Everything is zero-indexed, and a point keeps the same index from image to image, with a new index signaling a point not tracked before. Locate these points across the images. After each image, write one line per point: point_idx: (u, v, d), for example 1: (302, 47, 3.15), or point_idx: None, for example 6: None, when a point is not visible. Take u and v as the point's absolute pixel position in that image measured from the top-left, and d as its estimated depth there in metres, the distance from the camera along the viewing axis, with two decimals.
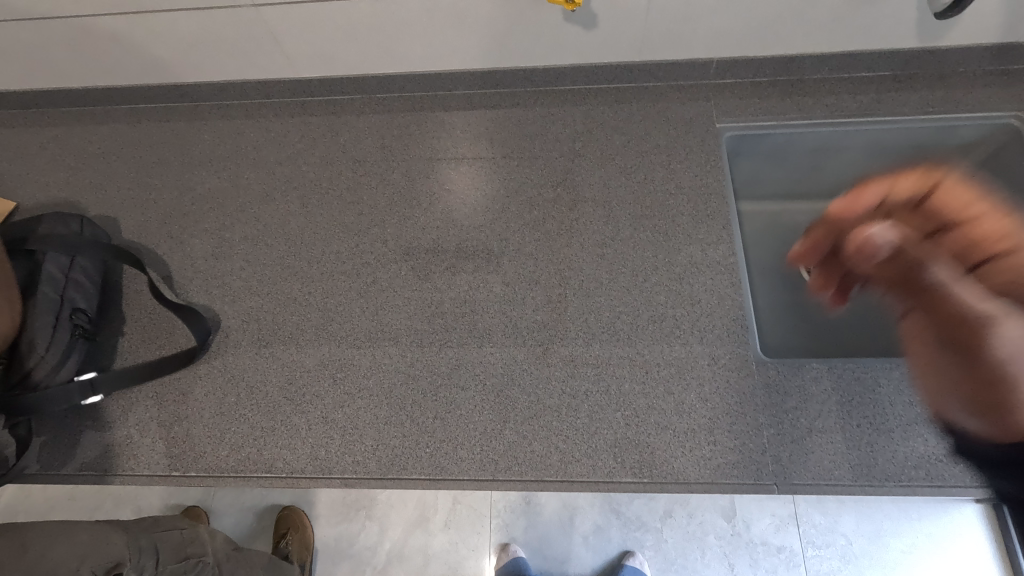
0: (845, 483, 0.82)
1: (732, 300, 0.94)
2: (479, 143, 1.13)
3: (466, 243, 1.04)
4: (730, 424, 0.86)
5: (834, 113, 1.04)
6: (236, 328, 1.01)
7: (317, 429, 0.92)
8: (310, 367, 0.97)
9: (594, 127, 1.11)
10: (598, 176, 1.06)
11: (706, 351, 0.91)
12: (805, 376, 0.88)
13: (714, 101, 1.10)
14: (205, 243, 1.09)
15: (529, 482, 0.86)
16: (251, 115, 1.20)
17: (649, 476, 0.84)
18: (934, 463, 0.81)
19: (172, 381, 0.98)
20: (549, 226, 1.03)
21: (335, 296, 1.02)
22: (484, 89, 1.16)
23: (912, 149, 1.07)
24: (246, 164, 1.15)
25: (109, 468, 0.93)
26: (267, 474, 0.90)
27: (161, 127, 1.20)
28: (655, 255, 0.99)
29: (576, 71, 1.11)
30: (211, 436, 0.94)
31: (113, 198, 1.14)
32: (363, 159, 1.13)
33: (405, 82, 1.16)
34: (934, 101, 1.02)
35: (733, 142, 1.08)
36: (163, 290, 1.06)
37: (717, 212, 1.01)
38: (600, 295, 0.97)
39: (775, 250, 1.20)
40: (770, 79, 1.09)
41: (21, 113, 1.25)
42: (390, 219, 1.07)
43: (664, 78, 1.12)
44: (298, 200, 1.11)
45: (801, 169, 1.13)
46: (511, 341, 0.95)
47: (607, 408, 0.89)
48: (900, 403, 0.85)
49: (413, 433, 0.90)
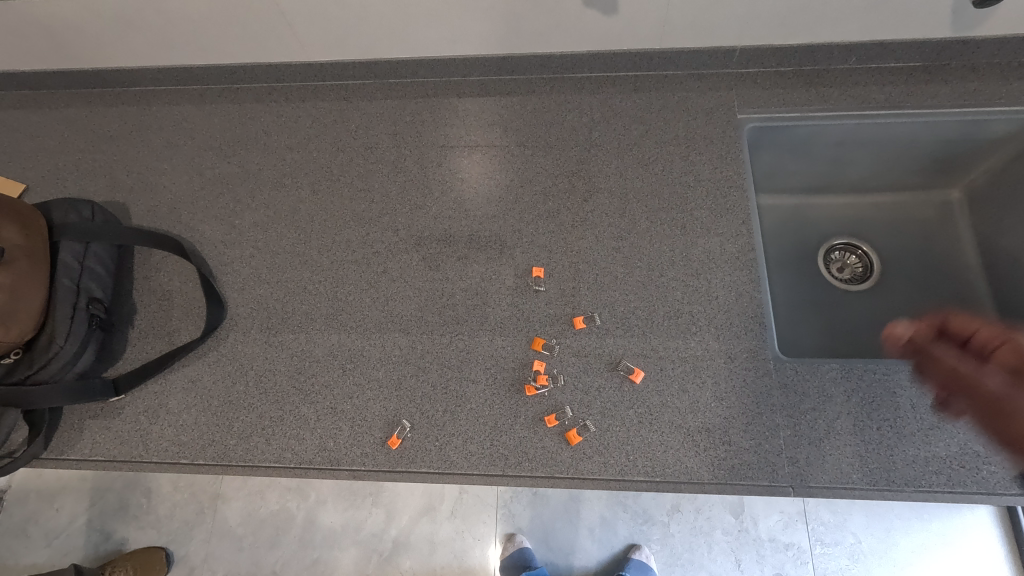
0: (863, 488, 0.80)
1: (751, 297, 0.92)
2: (492, 130, 1.10)
3: (478, 233, 1.02)
4: (745, 424, 0.85)
5: (859, 105, 1.01)
6: (245, 316, 1.00)
7: (325, 420, 0.91)
8: (319, 356, 0.96)
9: (611, 116, 1.08)
10: (614, 167, 1.04)
11: (723, 348, 0.89)
12: (823, 377, 0.86)
13: (735, 91, 1.06)
14: (214, 230, 1.07)
15: (539, 478, 0.85)
16: (261, 99, 1.18)
17: (662, 475, 0.83)
18: (956, 468, 0.79)
19: (181, 368, 0.98)
20: (563, 218, 1.01)
21: (344, 285, 1.00)
22: (498, 75, 1.13)
23: (941, 143, 1.03)
24: (256, 149, 1.13)
25: (120, 454, 0.93)
26: (276, 465, 0.90)
27: (170, 111, 1.19)
28: (672, 250, 0.97)
29: (593, 58, 1.08)
30: (220, 424, 0.93)
31: (122, 182, 1.13)
32: (374, 146, 1.11)
33: (417, 68, 1.13)
34: (967, 94, 0.98)
35: (754, 134, 1.05)
36: (172, 276, 1.05)
37: (737, 206, 0.98)
38: (615, 290, 0.95)
39: (794, 244, 1.17)
40: (795, 70, 1.06)
41: (31, 95, 1.23)
42: (401, 208, 1.05)
43: (685, 67, 1.08)
44: (309, 187, 1.09)
45: (823, 163, 1.10)
46: (523, 335, 0.93)
47: (620, 406, 0.88)
48: (922, 407, 0.83)
49: (422, 425, 0.90)
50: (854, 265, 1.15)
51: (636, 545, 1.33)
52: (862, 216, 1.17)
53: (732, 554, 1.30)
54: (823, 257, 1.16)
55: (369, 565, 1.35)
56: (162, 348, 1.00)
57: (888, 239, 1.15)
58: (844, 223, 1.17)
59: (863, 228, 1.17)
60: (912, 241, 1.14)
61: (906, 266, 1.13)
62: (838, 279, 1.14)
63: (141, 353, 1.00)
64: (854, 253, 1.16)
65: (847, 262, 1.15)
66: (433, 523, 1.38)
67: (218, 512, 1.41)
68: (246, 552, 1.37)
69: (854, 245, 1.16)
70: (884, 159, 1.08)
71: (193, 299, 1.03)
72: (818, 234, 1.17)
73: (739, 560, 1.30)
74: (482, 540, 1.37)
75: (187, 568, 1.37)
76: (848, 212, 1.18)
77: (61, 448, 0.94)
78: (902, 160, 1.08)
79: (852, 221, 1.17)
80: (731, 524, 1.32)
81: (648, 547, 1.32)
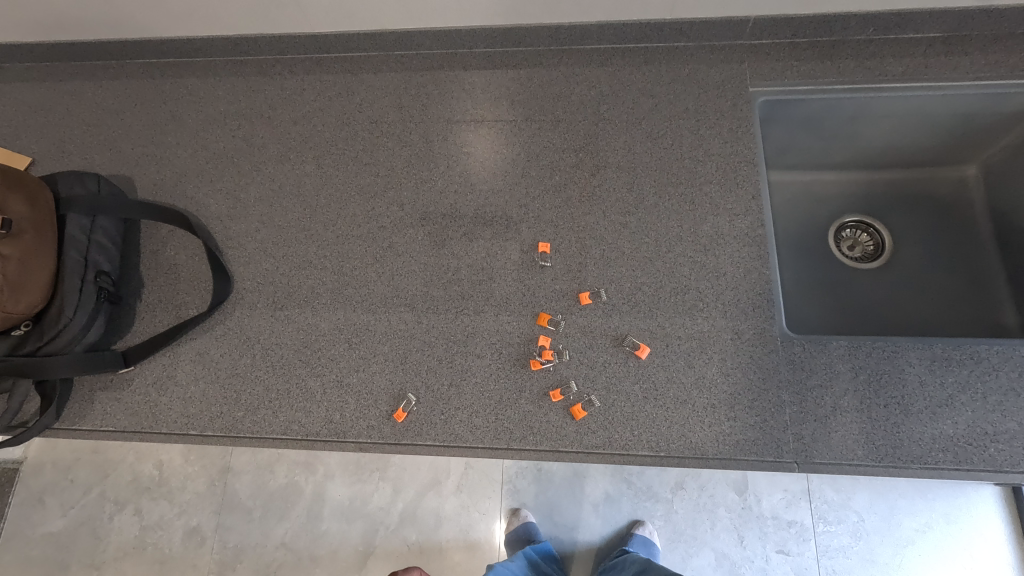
0: (868, 464, 0.80)
1: (759, 273, 0.91)
2: (499, 104, 1.08)
3: (484, 208, 1.01)
4: (750, 400, 0.85)
5: (875, 78, 0.98)
6: (251, 290, 1.00)
7: (332, 393, 0.92)
8: (326, 331, 0.96)
9: (620, 89, 1.06)
10: (623, 142, 1.02)
11: (729, 325, 0.89)
12: (831, 354, 0.85)
13: (748, 64, 1.04)
14: (220, 204, 1.07)
15: (544, 451, 0.86)
16: (265, 72, 1.16)
17: (666, 450, 0.84)
18: (962, 445, 0.79)
19: (189, 341, 0.99)
20: (570, 192, 1.00)
21: (350, 259, 1.00)
22: (505, 47, 1.11)
23: (959, 119, 1.00)
24: (261, 123, 1.12)
25: (132, 424, 0.95)
26: (283, 437, 0.91)
27: (173, 84, 1.17)
28: (680, 225, 0.95)
29: (602, 29, 1.05)
30: (228, 397, 0.95)
31: (127, 157, 1.12)
32: (380, 120, 1.10)
33: (423, 40, 1.11)
34: (987, 66, 0.96)
35: (766, 108, 1.03)
36: (179, 249, 1.05)
37: (746, 181, 0.97)
38: (622, 265, 0.94)
39: (805, 222, 1.14)
40: (810, 41, 1.03)
41: (35, 67, 1.22)
42: (407, 182, 1.05)
43: (697, 38, 1.06)
44: (314, 161, 1.08)
45: (837, 139, 1.07)
46: (528, 310, 0.93)
47: (625, 381, 0.88)
48: (930, 384, 0.82)
49: (428, 399, 0.90)
50: (866, 244, 1.12)
51: (640, 521, 1.23)
52: (876, 194, 1.14)
53: (736, 530, 1.20)
54: (834, 235, 1.13)
55: (376, 537, 1.28)
56: (170, 322, 1.01)
57: (902, 217, 1.12)
58: (856, 201, 1.14)
59: (875, 205, 1.14)
60: (926, 219, 1.11)
61: (918, 244, 1.10)
62: (849, 257, 1.12)
63: (149, 326, 1.01)
64: (866, 231, 1.13)
65: (858, 240, 1.13)
66: (439, 498, 1.29)
67: (229, 484, 1.33)
68: (257, 524, 1.30)
69: (866, 223, 1.13)
70: (901, 134, 1.05)
71: (200, 274, 1.03)
72: (830, 211, 1.15)
73: (742, 536, 1.20)
74: (487, 515, 1.27)
75: (198, 540, 1.30)
76: (861, 189, 1.15)
77: (74, 418, 0.96)
78: (919, 136, 1.05)
79: (865, 199, 1.14)
80: (734, 501, 1.22)
81: (652, 523, 1.23)
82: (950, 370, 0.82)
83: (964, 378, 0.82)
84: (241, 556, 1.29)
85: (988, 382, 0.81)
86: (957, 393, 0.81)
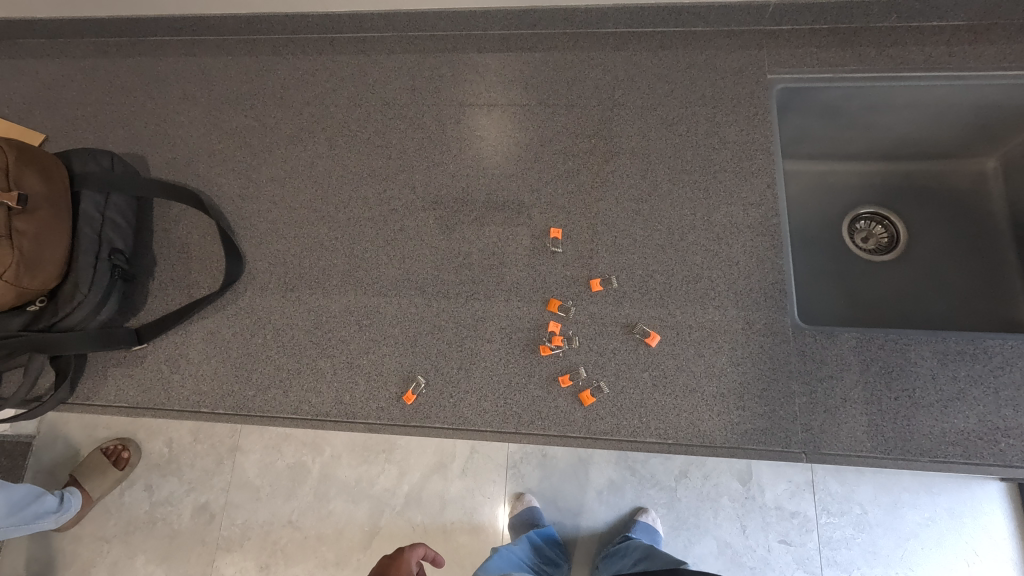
0: (876, 456, 0.81)
1: (771, 263, 0.91)
2: (513, 87, 1.07)
3: (496, 193, 1.01)
4: (760, 390, 0.85)
5: (897, 66, 0.97)
6: (262, 271, 1.00)
7: (342, 374, 0.93)
8: (336, 313, 0.97)
9: (636, 74, 1.04)
10: (637, 128, 1.01)
11: (740, 315, 0.88)
12: (844, 346, 0.84)
13: (767, 50, 1.02)
14: (232, 184, 1.07)
15: (552, 436, 0.87)
16: (278, 51, 1.15)
17: (674, 437, 0.85)
18: (972, 440, 0.79)
19: (201, 320, 0.99)
20: (582, 178, 0.99)
21: (361, 241, 1.00)
22: (520, 29, 1.09)
23: (981, 110, 0.99)
24: (273, 103, 1.12)
25: (145, 399, 0.96)
26: (294, 416, 0.92)
27: (185, 62, 1.17)
28: (694, 213, 0.95)
29: (620, 13, 1.02)
30: (240, 376, 0.96)
31: (142, 136, 1.13)
32: (393, 101, 1.09)
33: (436, 21, 1.08)
34: (1011, 56, 0.94)
35: (783, 95, 1.02)
36: (190, 228, 1.05)
37: (762, 170, 0.96)
38: (634, 253, 0.94)
39: (820, 213, 1.13)
40: (831, 27, 1.01)
41: (48, 43, 1.22)
42: (419, 165, 1.04)
43: (715, 23, 1.03)
44: (327, 142, 1.08)
45: (855, 128, 1.05)
46: (537, 295, 0.93)
47: (635, 368, 0.88)
48: (943, 378, 0.81)
49: (437, 382, 0.91)
50: (880, 236, 1.11)
51: (643, 509, 1.23)
52: (892, 185, 1.12)
53: (738, 520, 1.21)
54: (848, 226, 1.12)
55: (382, 518, 1.29)
56: (183, 301, 1.02)
57: (917, 209, 1.11)
58: (872, 192, 1.13)
59: (890, 197, 1.12)
60: (942, 212, 1.10)
61: (933, 237, 1.09)
62: (863, 249, 1.10)
63: (163, 304, 1.02)
64: (881, 223, 1.12)
65: (872, 232, 1.11)
66: (445, 481, 1.30)
67: (237, 463, 1.34)
68: (265, 501, 1.32)
69: (881, 216, 1.12)
70: (920, 126, 1.03)
71: (212, 253, 1.03)
72: (846, 201, 1.13)
73: (745, 526, 1.20)
74: (492, 498, 1.28)
75: (207, 516, 1.32)
76: (878, 180, 1.13)
77: (89, 393, 0.97)
78: (939, 127, 1.03)
79: (882, 191, 1.13)
80: (738, 491, 1.22)
81: (655, 510, 1.23)
82: (962, 364, 0.82)
83: (977, 373, 0.81)
84: (250, 533, 1.30)
85: (1000, 377, 0.80)
86: (969, 388, 0.81)
